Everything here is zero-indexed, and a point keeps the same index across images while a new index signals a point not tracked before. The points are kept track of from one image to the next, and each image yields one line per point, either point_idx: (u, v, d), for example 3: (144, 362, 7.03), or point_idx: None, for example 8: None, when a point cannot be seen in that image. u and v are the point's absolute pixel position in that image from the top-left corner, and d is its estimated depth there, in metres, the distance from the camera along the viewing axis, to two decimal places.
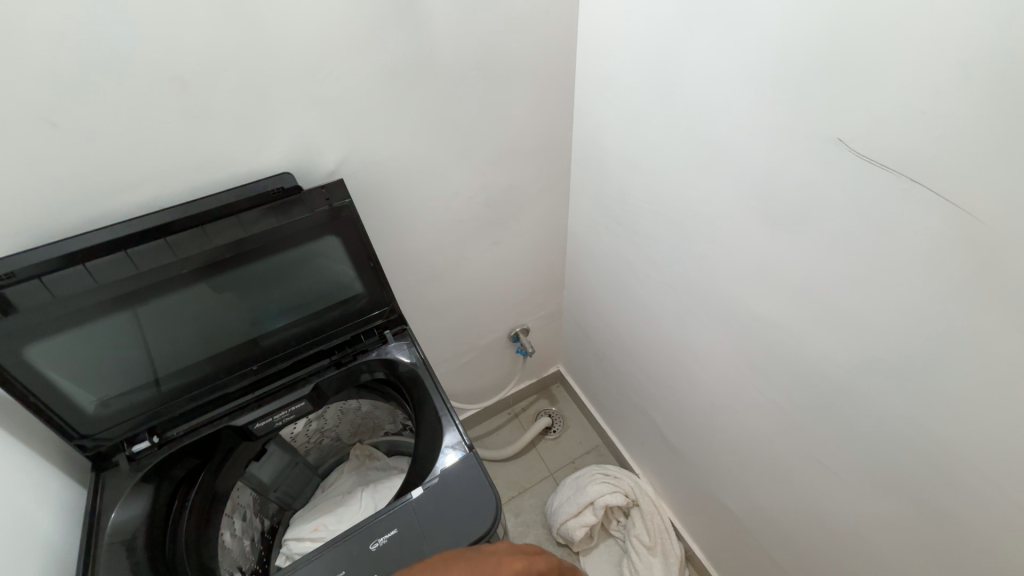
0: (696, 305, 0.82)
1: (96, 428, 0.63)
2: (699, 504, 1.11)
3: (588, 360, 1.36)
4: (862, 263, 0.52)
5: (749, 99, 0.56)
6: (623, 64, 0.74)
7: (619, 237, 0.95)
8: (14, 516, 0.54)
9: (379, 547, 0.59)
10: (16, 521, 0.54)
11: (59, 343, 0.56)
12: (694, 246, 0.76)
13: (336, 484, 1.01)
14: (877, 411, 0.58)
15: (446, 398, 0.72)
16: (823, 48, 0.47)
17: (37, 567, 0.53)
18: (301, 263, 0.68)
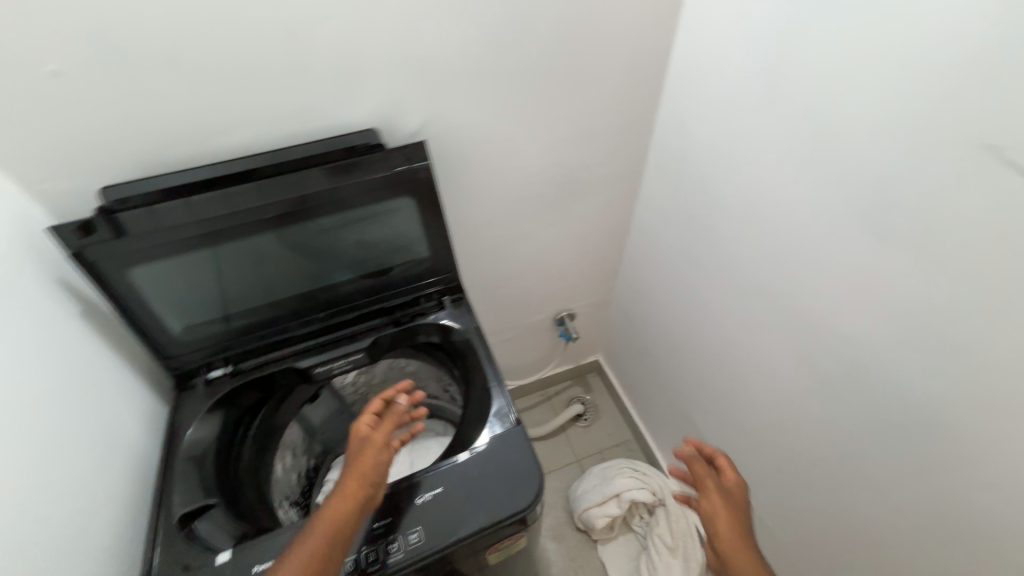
0: (768, 312, 0.77)
1: (180, 350, 0.68)
2: (733, 516, 1.07)
3: (632, 353, 1.33)
4: (987, 289, 0.47)
5: (879, 94, 0.51)
6: (729, 46, 0.68)
7: (690, 230, 0.90)
8: (99, 421, 0.60)
9: (424, 503, 0.59)
10: (101, 426, 0.60)
11: (158, 269, 0.61)
12: (775, 249, 0.71)
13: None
14: (967, 453, 0.53)
15: (497, 371, 0.73)
16: (989, 39, 0.41)
17: (116, 464, 0.60)
18: (374, 220, 0.70)
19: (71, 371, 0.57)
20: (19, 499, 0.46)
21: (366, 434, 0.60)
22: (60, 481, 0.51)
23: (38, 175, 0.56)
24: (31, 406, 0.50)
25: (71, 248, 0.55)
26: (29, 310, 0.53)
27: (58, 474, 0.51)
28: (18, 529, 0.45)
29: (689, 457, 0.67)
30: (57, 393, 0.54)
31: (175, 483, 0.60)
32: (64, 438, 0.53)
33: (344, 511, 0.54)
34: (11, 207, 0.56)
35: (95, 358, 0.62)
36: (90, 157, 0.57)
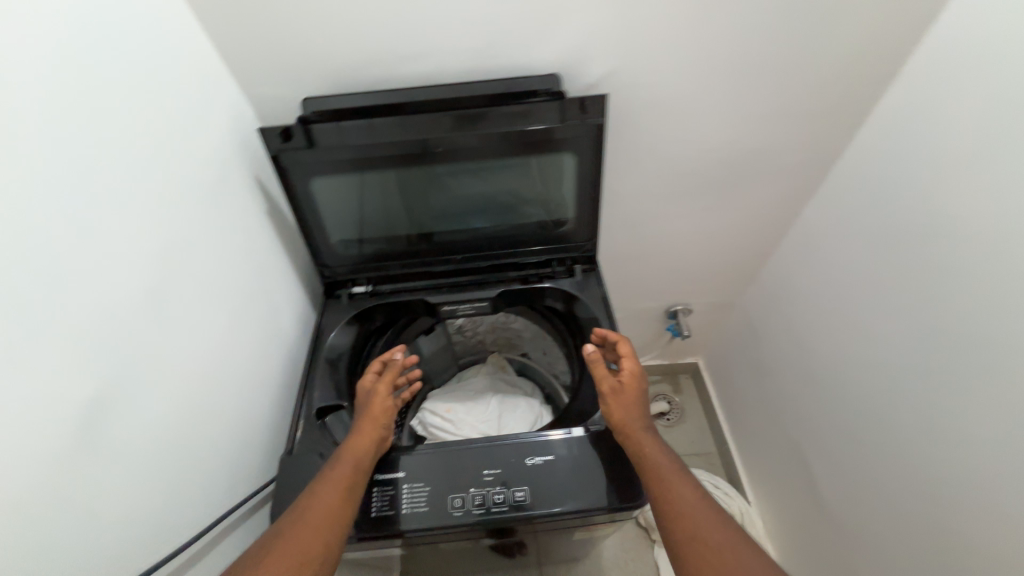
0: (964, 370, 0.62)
1: (333, 262, 0.74)
2: (820, 573, 0.95)
3: (744, 367, 1.21)
4: None
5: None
6: None
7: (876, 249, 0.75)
8: (264, 308, 0.68)
9: (535, 464, 0.57)
10: (265, 312, 0.68)
11: (334, 183, 0.66)
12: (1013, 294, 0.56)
13: (471, 380, 1.07)
14: None
15: (622, 354, 0.68)
16: None
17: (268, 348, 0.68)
18: (530, 169, 0.67)
19: (248, 259, 0.64)
20: (192, 357, 0.53)
21: (369, 388, 0.64)
22: (227, 350, 0.59)
23: (257, 78, 0.62)
24: (210, 281, 0.57)
25: (272, 150, 0.61)
26: (225, 197, 0.60)
27: (226, 343, 0.59)
28: (190, 381, 0.52)
29: (591, 354, 0.64)
30: (236, 276, 0.62)
31: (316, 379, 0.67)
32: (234, 316, 0.61)
33: (358, 452, 0.56)
34: (234, 105, 0.62)
35: (270, 251, 0.70)
36: (299, 68, 0.61)
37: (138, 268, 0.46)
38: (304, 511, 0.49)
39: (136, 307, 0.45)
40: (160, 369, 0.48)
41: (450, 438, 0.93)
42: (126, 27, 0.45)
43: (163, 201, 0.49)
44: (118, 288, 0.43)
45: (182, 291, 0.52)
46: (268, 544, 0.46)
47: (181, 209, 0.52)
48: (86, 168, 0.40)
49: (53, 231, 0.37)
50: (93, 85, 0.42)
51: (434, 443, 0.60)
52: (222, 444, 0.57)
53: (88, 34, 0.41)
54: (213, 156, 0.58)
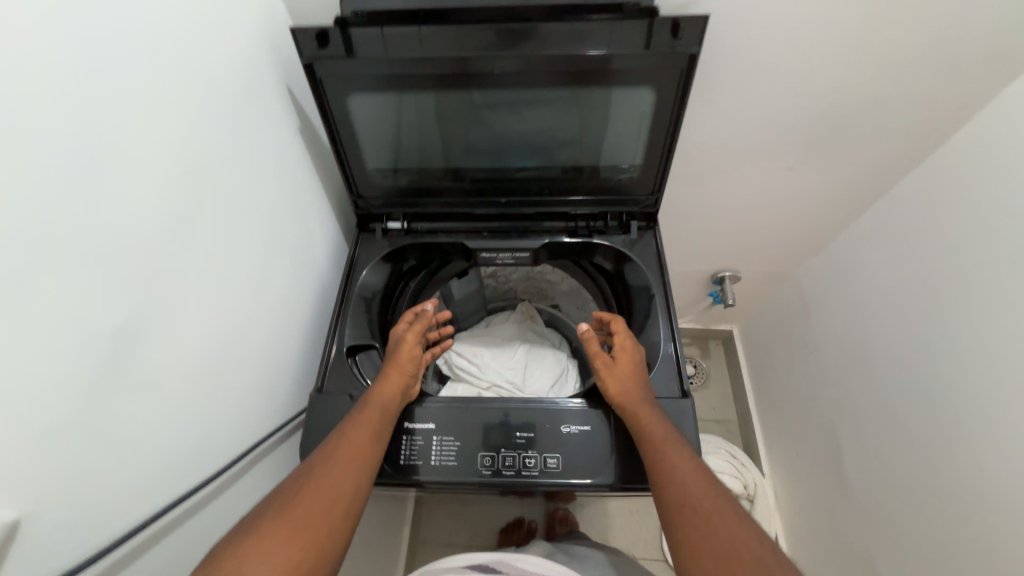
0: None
1: (369, 193, 0.68)
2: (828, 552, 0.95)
3: (785, 343, 1.14)
4: None
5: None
6: None
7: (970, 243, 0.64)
8: (295, 236, 0.63)
9: (569, 433, 0.55)
10: (297, 241, 0.64)
11: (374, 102, 0.58)
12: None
13: (499, 327, 1.04)
14: None
15: (673, 325, 0.63)
16: None
17: (300, 282, 0.65)
18: (597, 106, 0.58)
19: (277, 181, 0.59)
20: (217, 285, 0.49)
21: (398, 336, 0.61)
22: (254, 279, 0.55)
23: None
24: (236, 203, 0.52)
25: (306, 57, 0.53)
26: (253, 107, 0.53)
27: (255, 272, 0.55)
28: (215, 309, 0.49)
29: (585, 332, 0.62)
30: (263, 199, 0.56)
31: (348, 317, 0.64)
32: (262, 243, 0.57)
33: (386, 398, 0.54)
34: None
35: (301, 174, 0.64)
36: None
37: (153, 182, 0.41)
38: (334, 451, 0.48)
39: (153, 227, 0.41)
40: (182, 296, 0.44)
41: (474, 381, 0.92)
42: None
43: (178, 106, 0.43)
44: (132, 204, 0.39)
45: (204, 212, 0.47)
46: (298, 480, 0.46)
47: (200, 117, 0.45)
48: (85, 55, 0.34)
49: (51, 130, 0.32)
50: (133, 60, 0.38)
51: (466, 397, 0.58)
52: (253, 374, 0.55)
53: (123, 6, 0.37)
54: (240, 57, 0.50)
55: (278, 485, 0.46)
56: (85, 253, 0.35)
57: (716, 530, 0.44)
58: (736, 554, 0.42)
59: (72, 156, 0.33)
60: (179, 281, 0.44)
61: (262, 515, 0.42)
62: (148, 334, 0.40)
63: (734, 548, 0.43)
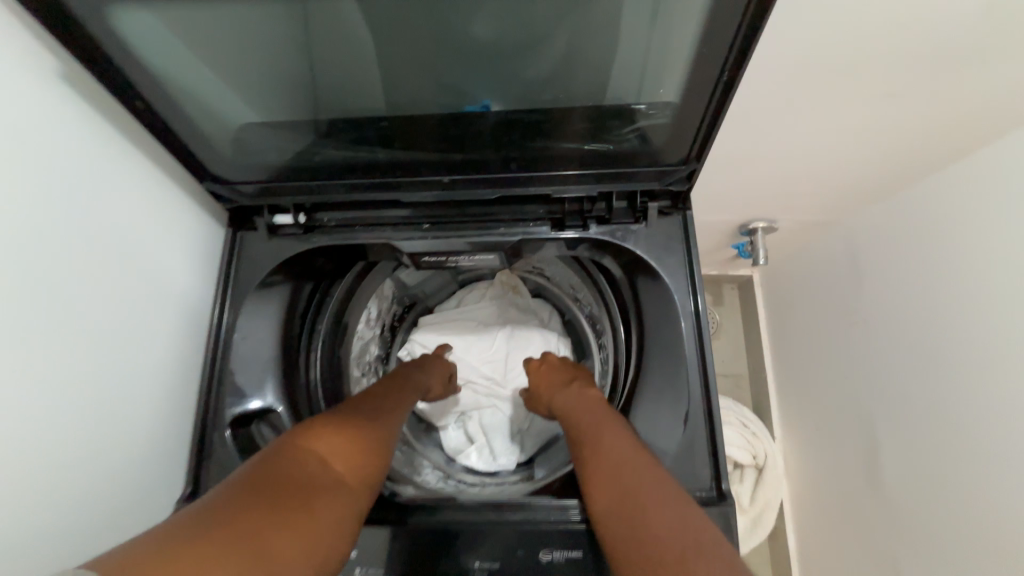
0: None
1: (234, 172, 0.43)
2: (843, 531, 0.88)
3: (821, 303, 0.95)
4: None
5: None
6: None
7: None
8: (125, 257, 0.41)
9: (550, 564, 0.42)
10: (126, 268, 0.41)
11: (177, 13, 0.31)
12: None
13: (475, 307, 0.81)
14: None
15: (705, 371, 0.43)
16: None
17: (154, 319, 0.44)
18: (599, 10, 0.32)
19: (37, 191, 0.33)
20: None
21: (429, 363, 0.61)
22: (35, 362, 0.33)
23: None
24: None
25: None
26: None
27: (33, 351, 0.33)
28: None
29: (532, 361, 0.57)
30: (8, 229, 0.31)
31: (233, 370, 0.45)
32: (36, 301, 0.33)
33: (407, 391, 0.53)
34: None
35: (99, 161, 0.38)
36: None
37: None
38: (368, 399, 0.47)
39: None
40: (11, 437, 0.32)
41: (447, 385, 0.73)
42: None
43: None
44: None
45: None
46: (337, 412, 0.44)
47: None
48: None
49: None
50: None
51: (414, 503, 0.45)
52: (90, 489, 0.37)
53: None
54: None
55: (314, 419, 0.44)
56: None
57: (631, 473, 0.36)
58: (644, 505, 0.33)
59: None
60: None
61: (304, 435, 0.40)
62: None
63: (641, 493, 0.34)
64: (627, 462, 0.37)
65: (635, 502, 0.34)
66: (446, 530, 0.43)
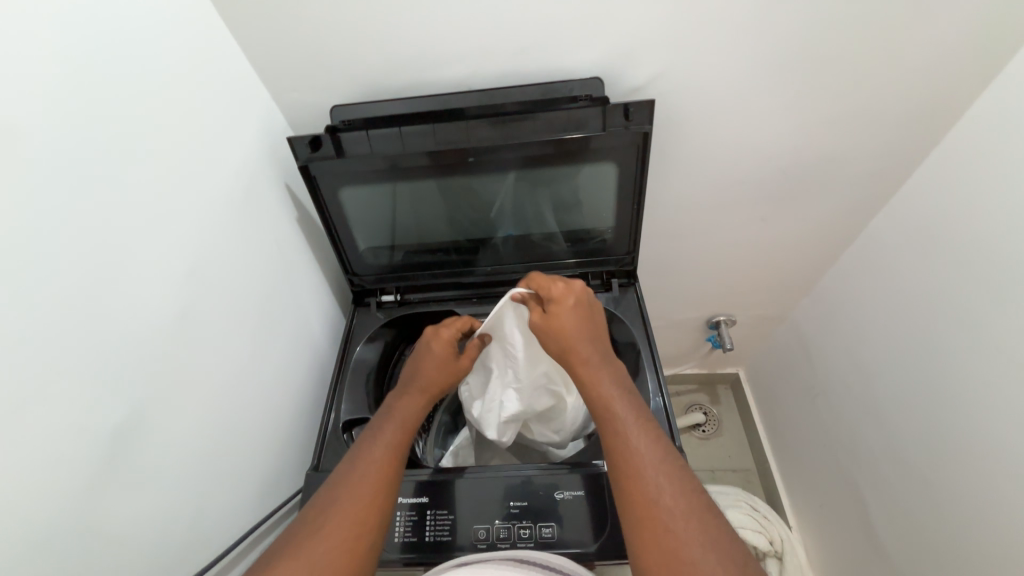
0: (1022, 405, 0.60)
1: (361, 270, 0.73)
2: None
3: (793, 384, 1.12)
4: None
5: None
6: None
7: (947, 276, 0.69)
8: (295, 318, 0.67)
9: (564, 500, 0.54)
10: (294, 329, 0.67)
11: (362, 192, 0.64)
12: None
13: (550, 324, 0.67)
14: None
15: (662, 380, 0.64)
16: None
17: (299, 361, 0.68)
18: (569, 182, 0.64)
19: (281, 260, 0.64)
20: (212, 387, 0.50)
21: (427, 351, 0.63)
22: (257, 361, 0.58)
23: (287, 83, 0.60)
24: (274, 285, 0.62)
25: (301, 161, 0.59)
26: (255, 202, 0.58)
27: (243, 378, 0.55)
28: (209, 404, 0.50)
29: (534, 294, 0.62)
30: (269, 281, 0.61)
31: (345, 393, 0.67)
32: (255, 342, 0.58)
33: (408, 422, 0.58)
34: (265, 114, 0.61)
35: (295, 259, 0.68)
36: (327, 70, 0.58)
37: (137, 304, 0.41)
38: (380, 450, 0.53)
39: (130, 351, 0.40)
40: (234, 407, 0.54)
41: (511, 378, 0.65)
42: (250, 164, 0.57)
43: (167, 228, 0.45)
44: (111, 329, 0.39)
45: (197, 326, 0.48)
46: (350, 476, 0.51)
47: (201, 213, 0.49)
48: (221, 222, 0.52)
49: (180, 285, 0.46)
50: (254, 226, 0.58)
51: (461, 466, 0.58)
52: (244, 463, 0.56)
53: (244, 195, 0.56)
54: (230, 172, 0.54)
55: (326, 484, 0.50)
56: (54, 387, 0.35)
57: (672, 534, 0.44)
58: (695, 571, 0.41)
59: (58, 290, 0.35)
60: (165, 391, 0.44)
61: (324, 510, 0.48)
62: (125, 443, 0.40)
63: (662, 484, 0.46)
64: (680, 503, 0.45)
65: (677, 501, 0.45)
66: (482, 477, 0.56)
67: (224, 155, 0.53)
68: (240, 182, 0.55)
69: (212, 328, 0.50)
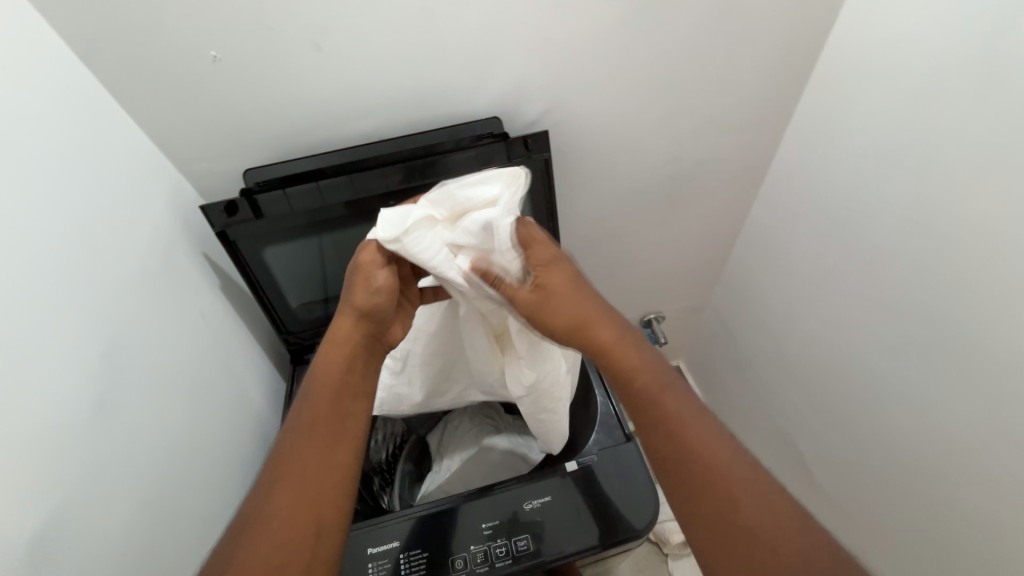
0: (895, 336, 0.73)
1: (298, 328, 0.72)
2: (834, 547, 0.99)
3: (726, 364, 1.23)
4: None
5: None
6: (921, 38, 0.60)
7: (823, 241, 0.83)
8: (230, 387, 0.64)
9: (531, 510, 0.57)
10: (230, 399, 0.64)
11: (286, 249, 0.64)
12: (964, 269, 0.61)
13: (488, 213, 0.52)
14: None
15: (603, 377, 0.70)
16: None
17: (241, 431, 0.65)
18: None
19: (209, 329, 0.62)
20: (143, 473, 0.46)
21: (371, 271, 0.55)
22: (192, 439, 0.54)
23: (194, 154, 0.60)
24: (204, 355, 0.59)
25: (218, 227, 0.59)
26: (172, 273, 0.57)
27: (176, 462, 0.51)
28: (143, 493, 0.46)
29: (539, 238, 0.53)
30: (199, 352, 0.59)
31: None
32: (189, 418, 0.55)
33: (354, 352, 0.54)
34: (174, 186, 0.61)
35: (223, 327, 0.65)
36: (236, 136, 0.60)
37: (52, 395, 0.39)
38: (302, 435, 0.49)
39: (43, 451, 0.37)
40: (170, 492, 0.50)
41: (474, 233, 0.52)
42: (162, 236, 0.56)
43: (80, 311, 0.43)
44: (23, 426, 0.36)
45: (121, 407, 0.45)
46: (281, 467, 0.47)
47: (112, 289, 0.47)
48: (138, 298, 0.50)
49: (98, 369, 0.43)
50: (175, 297, 0.56)
51: (439, 500, 0.60)
52: (189, 552, 0.51)
53: (161, 266, 0.55)
54: (142, 248, 0.52)
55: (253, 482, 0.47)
56: None
57: (743, 511, 0.42)
58: (759, 543, 0.41)
59: None
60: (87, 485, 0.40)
61: (254, 518, 0.44)
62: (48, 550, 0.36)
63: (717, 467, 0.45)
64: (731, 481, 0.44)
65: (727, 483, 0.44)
66: (449, 507, 0.58)
67: (134, 233, 0.52)
68: (153, 254, 0.54)
69: (137, 409, 0.47)
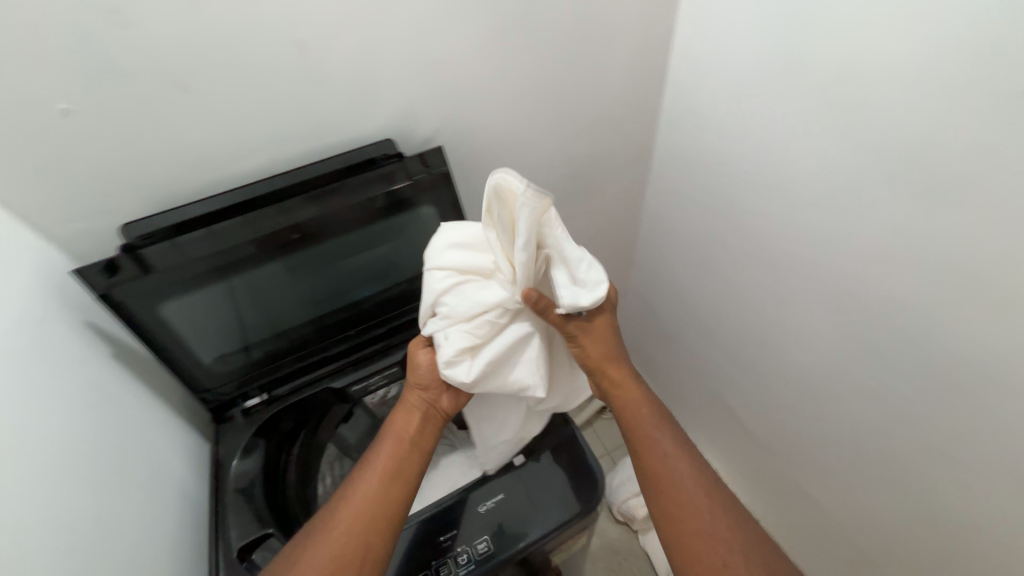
0: (776, 283, 0.84)
1: (216, 384, 0.67)
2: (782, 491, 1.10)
3: (656, 338, 1.33)
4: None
5: (927, 50, 0.52)
6: (742, 34, 0.71)
7: (707, 213, 0.93)
8: (144, 463, 0.58)
9: (487, 510, 0.61)
10: (146, 475, 0.58)
11: (184, 302, 0.60)
12: (814, 218, 0.72)
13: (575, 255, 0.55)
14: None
15: None
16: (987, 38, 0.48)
17: (163, 508, 0.59)
18: (399, 232, 0.70)
19: (107, 405, 0.56)
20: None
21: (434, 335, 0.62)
22: (107, 528, 0.49)
23: (56, 217, 0.55)
24: (104, 434, 0.53)
25: (100, 289, 0.54)
26: (52, 350, 0.51)
27: (88, 557, 0.46)
28: None
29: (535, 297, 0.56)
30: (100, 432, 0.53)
31: (230, 521, 0.60)
32: (100, 505, 0.49)
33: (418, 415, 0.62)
34: (37, 253, 0.55)
35: (124, 399, 0.59)
36: (105, 191, 0.55)
37: None
38: (358, 484, 0.57)
39: None
40: None
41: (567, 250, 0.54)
42: (30, 310, 0.50)
43: None
44: None
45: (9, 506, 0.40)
46: (336, 504, 0.56)
47: None
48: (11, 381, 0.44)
49: None
50: (58, 375, 0.50)
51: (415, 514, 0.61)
52: None
53: (37, 343, 0.49)
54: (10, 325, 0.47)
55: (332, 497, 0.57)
56: None
57: (683, 504, 0.56)
58: (695, 550, 0.54)
59: None
60: None
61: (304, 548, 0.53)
62: None
63: (683, 498, 0.56)
64: (689, 510, 0.56)
65: (684, 510, 0.56)
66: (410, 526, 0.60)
67: (1, 309, 0.45)
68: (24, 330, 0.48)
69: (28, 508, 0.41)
